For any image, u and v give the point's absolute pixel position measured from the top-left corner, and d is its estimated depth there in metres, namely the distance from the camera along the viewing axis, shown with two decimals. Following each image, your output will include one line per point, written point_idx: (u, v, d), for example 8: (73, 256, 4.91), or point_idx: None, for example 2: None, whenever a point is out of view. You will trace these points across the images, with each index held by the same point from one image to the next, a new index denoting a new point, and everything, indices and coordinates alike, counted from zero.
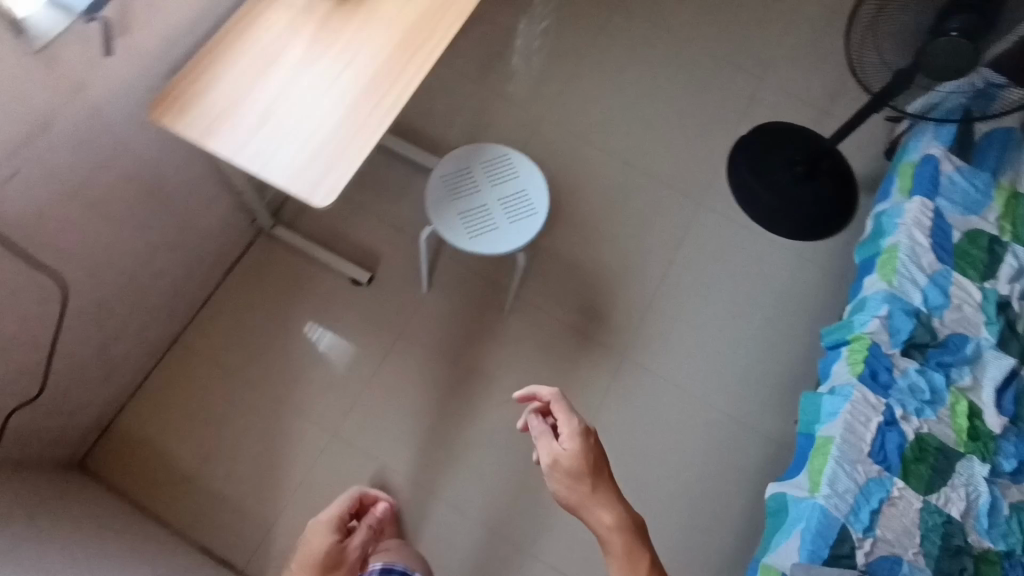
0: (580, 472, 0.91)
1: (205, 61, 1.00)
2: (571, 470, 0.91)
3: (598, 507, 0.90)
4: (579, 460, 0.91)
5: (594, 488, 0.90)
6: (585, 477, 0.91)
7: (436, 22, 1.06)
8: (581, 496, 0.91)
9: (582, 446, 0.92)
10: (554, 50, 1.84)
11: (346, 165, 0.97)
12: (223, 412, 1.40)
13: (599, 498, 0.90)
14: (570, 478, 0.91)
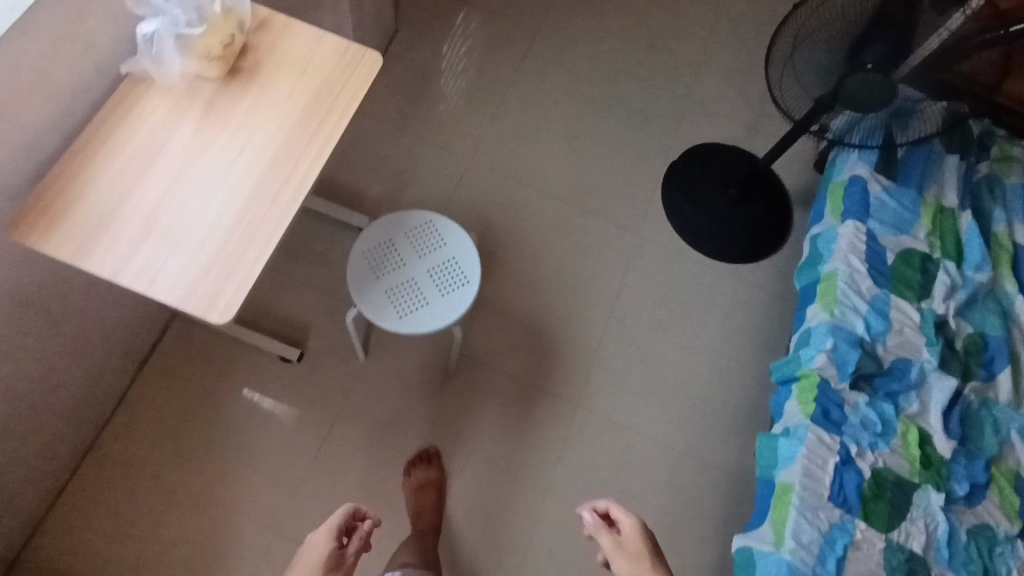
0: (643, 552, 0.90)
1: (74, 164, 0.88)
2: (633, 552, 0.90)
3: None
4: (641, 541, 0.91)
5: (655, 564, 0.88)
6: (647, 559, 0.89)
7: (334, 96, 0.97)
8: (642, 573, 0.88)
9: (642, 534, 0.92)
10: (476, 86, 1.77)
11: (246, 270, 0.85)
12: (153, 522, 1.28)
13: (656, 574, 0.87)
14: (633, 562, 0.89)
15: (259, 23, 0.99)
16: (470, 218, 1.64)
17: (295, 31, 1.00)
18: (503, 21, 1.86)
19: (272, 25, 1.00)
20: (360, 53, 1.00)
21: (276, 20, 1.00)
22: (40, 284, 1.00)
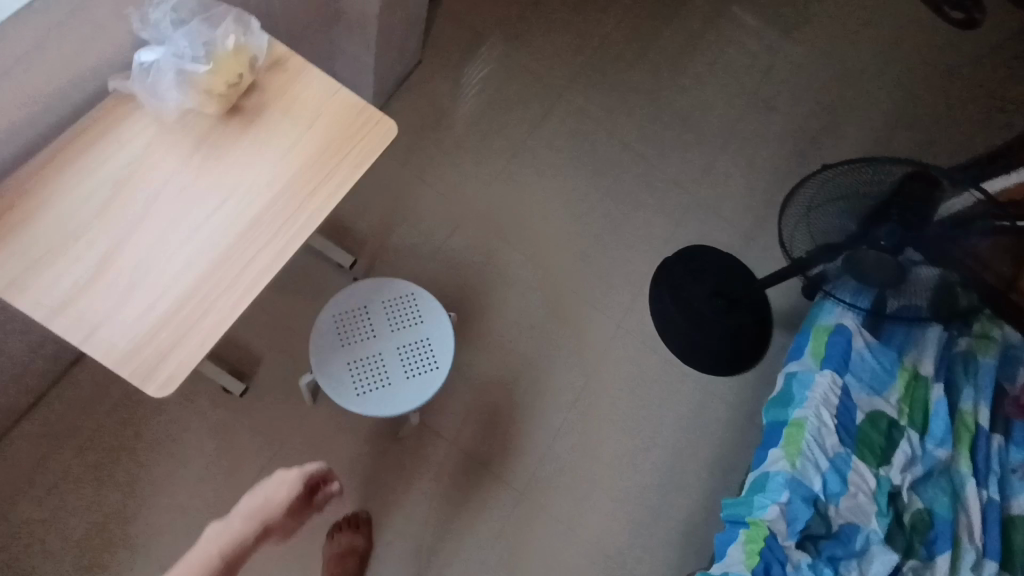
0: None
1: (32, 180, 0.79)
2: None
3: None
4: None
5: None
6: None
7: (337, 158, 0.88)
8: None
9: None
10: (489, 136, 1.71)
11: (197, 343, 0.77)
12: (48, 540, 1.20)
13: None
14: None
15: (274, 61, 0.91)
16: (454, 273, 1.58)
17: (310, 76, 0.92)
18: (529, 76, 1.81)
19: (287, 65, 0.91)
20: (375, 115, 0.91)
21: (291, 60, 0.92)
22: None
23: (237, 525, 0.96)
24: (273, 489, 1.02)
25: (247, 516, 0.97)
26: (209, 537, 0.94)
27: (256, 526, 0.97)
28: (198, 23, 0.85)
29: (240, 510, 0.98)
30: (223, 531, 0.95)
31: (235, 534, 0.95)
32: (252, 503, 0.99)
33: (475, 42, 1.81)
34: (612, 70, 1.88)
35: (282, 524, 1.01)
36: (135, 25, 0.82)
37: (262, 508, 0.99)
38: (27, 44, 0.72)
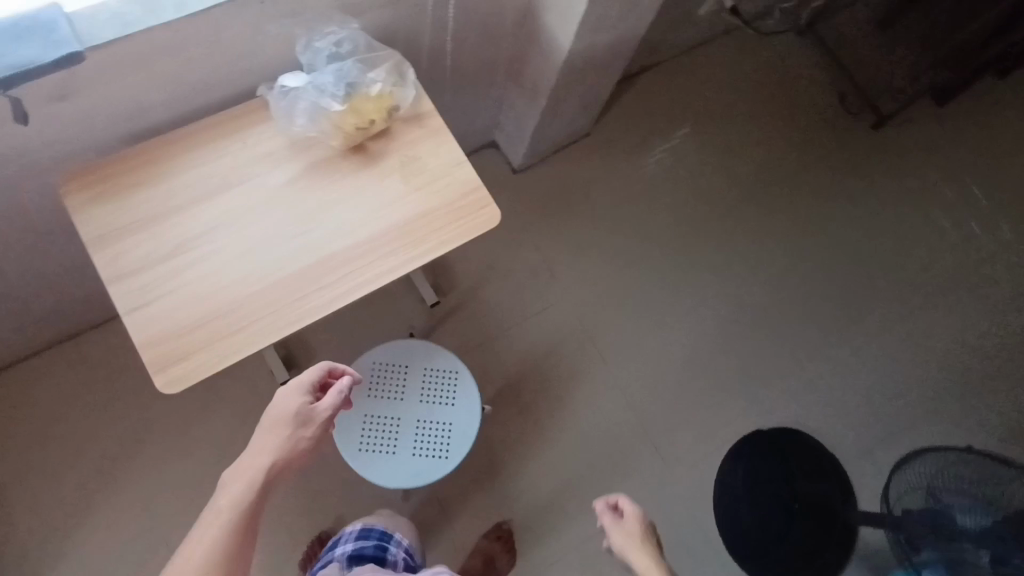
0: (636, 535, 0.82)
1: (155, 151, 0.85)
2: (638, 539, 0.81)
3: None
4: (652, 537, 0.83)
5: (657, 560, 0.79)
6: (649, 547, 0.80)
7: (432, 225, 0.87)
8: (634, 552, 0.80)
9: (644, 527, 0.83)
10: (616, 231, 1.63)
11: (218, 357, 0.78)
12: (53, 453, 1.21)
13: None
14: (626, 539, 0.81)
15: (414, 114, 0.91)
16: (522, 352, 1.51)
17: (439, 141, 0.91)
18: (688, 186, 1.68)
19: (425, 123, 0.91)
20: (484, 201, 0.89)
21: (430, 120, 0.91)
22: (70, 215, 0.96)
23: (252, 464, 0.73)
24: (280, 408, 0.79)
25: (261, 447, 0.75)
26: (218, 491, 0.71)
27: (275, 455, 0.75)
28: (354, 62, 0.89)
29: (249, 448, 0.76)
30: (238, 476, 0.72)
31: (254, 470, 0.73)
32: (262, 435, 0.76)
33: (649, 132, 1.71)
34: (783, 210, 1.69)
35: (298, 445, 0.77)
36: (298, 50, 0.87)
37: (272, 436, 0.76)
38: (201, 25, 0.77)
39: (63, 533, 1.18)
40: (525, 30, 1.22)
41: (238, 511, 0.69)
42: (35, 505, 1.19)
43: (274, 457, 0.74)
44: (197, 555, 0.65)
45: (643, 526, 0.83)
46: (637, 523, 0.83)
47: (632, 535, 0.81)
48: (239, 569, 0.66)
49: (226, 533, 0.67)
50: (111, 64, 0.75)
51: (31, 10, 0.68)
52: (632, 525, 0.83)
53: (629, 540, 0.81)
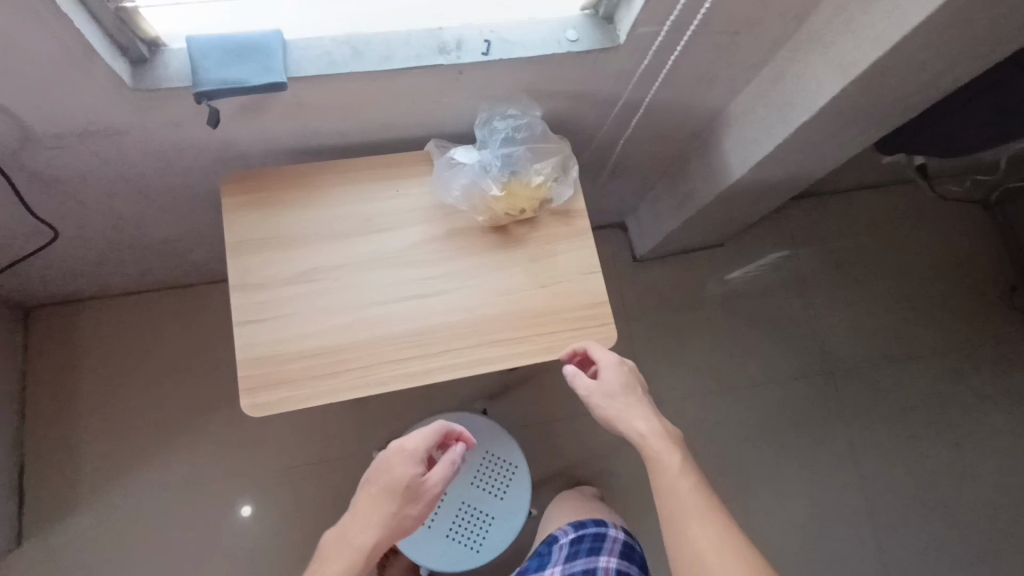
0: (625, 388, 0.84)
1: (313, 175, 0.87)
2: (628, 391, 0.84)
3: (653, 445, 0.80)
4: (639, 382, 0.86)
5: (645, 406, 0.84)
6: (637, 398, 0.84)
7: (546, 328, 0.86)
8: (629, 408, 0.83)
9: (630, 373, 0.85)
10: (717, 354, 1.54)
11: (306, 396, 0.79)
12: (134, 391, 1.30)
13: (660, 438, 0.81)
14: (618, 401, 0.83)
15: (565, 211, 0.91)
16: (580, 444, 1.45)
17: (579, 244, 0.90)
18: (809, 332, 1.57)
19: (572, 222, 0.91)
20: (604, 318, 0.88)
21: (578, 221, 0.91)
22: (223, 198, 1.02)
23: (355, 543, 0.72)
24: (392, 477, 0.75)
25: (364, 523, 0.73)
26: (316, 565, 0.72)
27: (376, 535, 0.72)
28: (524, 152, 0.89)
29: (352, 517, 0.74)
30: (337, 554, 0.72)
31: (354, 549, 0.72)
32: (367, 507, 0.74)
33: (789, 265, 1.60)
34: (901, 392, 1.55)
35: (399, 522, 0.74)
36: (476, 129, 0.89)
37: (376, 511, 0.73)
38: (405, 81, 0.79)
39: (117, 468, 1.26)
40: (694, 143, 1.19)
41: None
42: (104, 429, 1.27)
43: (375, 537, 0.72)
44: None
45: (627, 379, 0.85)
46: (623, 374, 0.84)
47: (623, 389, 0.84)
48: None
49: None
50: (312, 95, 0.78)
51: (254, 31, 0.73)
52: (618, 377, 0.84)
53: (623, 401, 0.83)
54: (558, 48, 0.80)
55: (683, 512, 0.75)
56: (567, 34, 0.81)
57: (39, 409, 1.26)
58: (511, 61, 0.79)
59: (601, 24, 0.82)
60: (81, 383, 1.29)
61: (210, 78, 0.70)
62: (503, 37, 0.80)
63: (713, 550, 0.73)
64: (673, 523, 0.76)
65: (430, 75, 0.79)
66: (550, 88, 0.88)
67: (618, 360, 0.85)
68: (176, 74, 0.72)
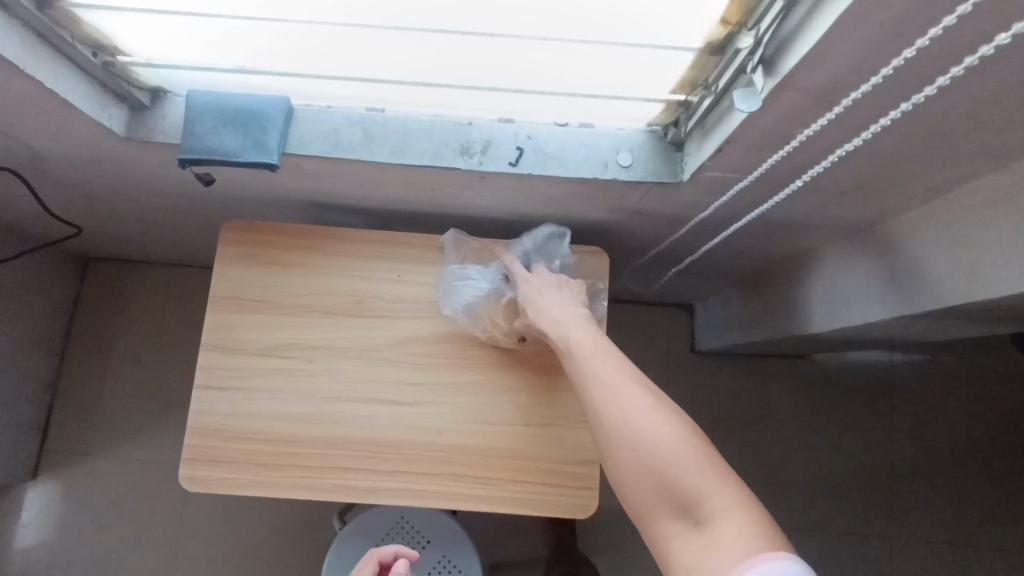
0: (540, 287, 0.75)
1: (314, 239, 0.80)
2: (542, 287, 0.75)
3: (565, 333, 0.69)
4: (559, 279, 0.77)
5: (564, 297, 0.74)
6: (558, 292, 0.75)
7: (519, 475, 0.76)
8: (543, 304, 0.73)
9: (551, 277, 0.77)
10: (759, 487, 1.30)
11: (245, 482, 0.75)
12: (159, 361, 1.34)
13: (575, 321, 0.70)
14: (535, 300, 0.74)
15: None
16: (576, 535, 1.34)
17: None
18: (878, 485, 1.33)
19: None
20: (589, 481, 0.76)
21: None
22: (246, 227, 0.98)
23: None
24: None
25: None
26: None
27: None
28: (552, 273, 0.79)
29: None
30: None
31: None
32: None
33: (873, 402, 1.33)
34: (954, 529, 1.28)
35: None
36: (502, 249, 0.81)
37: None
38: (420, 174, 0.69)
39: (130, 432, 1.31)
40: (777, 268, 0.99)
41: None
42: (127, 391, 1.33)
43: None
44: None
45: (544, 278, 0.77)
46: (540, 277, 0.77)
47: (536, 288, 0.75)
48: None
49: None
50: (316, 169, 0.70)
51: (259, 93, 0.65)
52: (534, 282, 0.76)
53: (537, 299, 0.74)
54: (603, 172, 0.66)
55: (597, 382, 0.62)
56: (620, 156, 0.66)
57: (76, 358, 1.34)
58: (543, 177, 0.66)
59: (665, 149, 0.66)
60: (117, 344, 1.35)
61: (199, 143, 0.64)
62: (540, 146, 0.66)
63: (626, 405, 0.57)
64: (589, 399, 0.62)
65: (447, 173, 0.68)
66: (594, 203, 0.74)
67: (539, 272, 0.78)
68: (170, 125, 0.65)
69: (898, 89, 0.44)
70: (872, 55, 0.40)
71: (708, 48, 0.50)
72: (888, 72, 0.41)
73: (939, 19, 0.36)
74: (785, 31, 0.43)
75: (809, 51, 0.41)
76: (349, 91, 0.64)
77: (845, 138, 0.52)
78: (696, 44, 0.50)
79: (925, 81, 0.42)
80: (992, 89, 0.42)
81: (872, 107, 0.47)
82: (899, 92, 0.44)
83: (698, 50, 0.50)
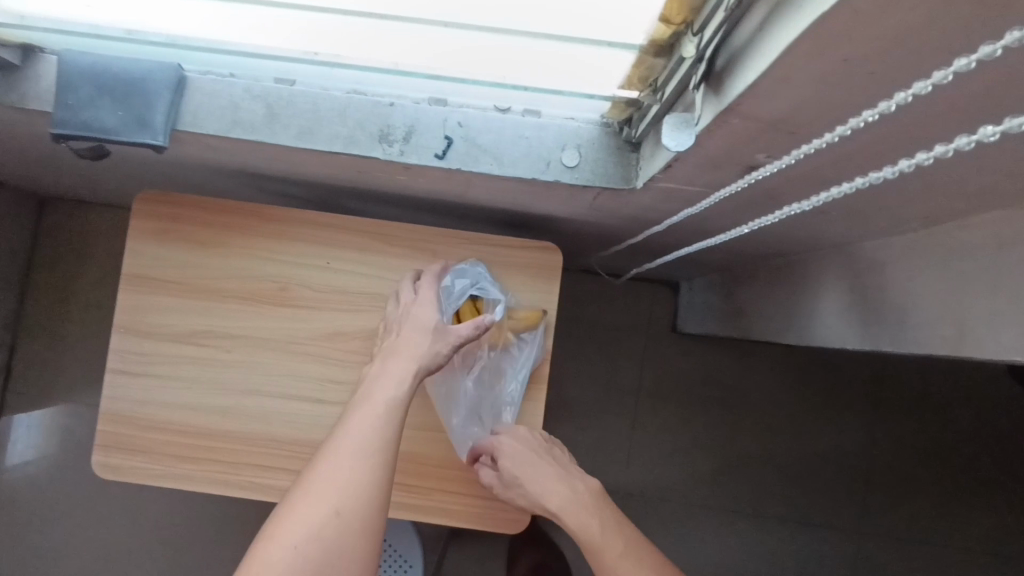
0: (525, 459, 0.67)
1: (233, 217, 0.71)
2: (529, 460, 0.67)
3: (579, 515, 0.63)
4: (541, 443, 0.69)
5: (558, 468, 0.67)
6: (548, 462, 0.67)
7: (441, 483, 0.72)
8: (538, 481, 0.66)
9: (531, 441, 0.69)
10: (727, 478, 1.25)
11: (159, 474, 0.71)
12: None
13: (584, 498, 0.65)
14: (523, 478, 0.66)
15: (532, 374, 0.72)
16: None
17: (527, 396, 0.72)
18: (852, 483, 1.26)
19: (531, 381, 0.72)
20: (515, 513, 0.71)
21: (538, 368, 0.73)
22: (182, 190, 0.90)
23: (372, 403, 0.58)
24: (408, 324, 0.65)
25: (396, 369, 0.61)
26: (338, 431, 0.56)
27: (414, 368, 0.62)
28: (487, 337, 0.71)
29: (376, 371, 0.62)
30: (364, 415, 0.57)
31: (389, 389, 0.60)
32: (398, 355, 0.63)
33: (861, 400, 1.25)
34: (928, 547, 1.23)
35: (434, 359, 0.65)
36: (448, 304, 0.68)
37: (402, 355, 0.63)
38: (337, 159, 0.60)
39: (94, 379, 1.30)
40: (764, 265, 0.90)
41: (389, 442, 0.56)
42: (88, 336, 1.30)
43: (415, 376, 0.62)
44: (339, 474, 0.53)
45: (525, 444, 0.68)
46: (523, 446, 0.68)
47: (524, 463, 0.67)
48: (357, 510, 0.52)
49: (379, 452, 0.55)
50: (222, 146, 0.61)
51: (143, 58, 0.56)
52: (516, 454, 0.67)
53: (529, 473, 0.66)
54: (544, 172, 0.56)
55: None
56: (565, 154, 0.56)
57: (36, 300, 1.30)
58: (474, 173, 0.57)
59: (619, 148, 0.56)
60: (77, 287, 1.31)
61: (72, 117, 0.55)
62: (473, 136, 0.57)
63: None
64: None
65: (366, 161, 0.59)
66: (542, 199, 0.65)
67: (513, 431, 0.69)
68: (43, 91, 0.56)
69: (888, 130, 0.34)
70: (847, 93, 0.30)
71: (652, 46, 0.40)
72: (877, 113, 0.31)
73: (933, 61, 0.26)
74: (732, 47, 0.33)
75: (756, 80, 0.31)
76: (247, 59, 0.54)
77: (819, 168, 0.42)
78: (637, 41, 0.41)
79: (922, 126, 0.32)
80: (1002, 143, 0.32)
81: (853, 144, 0.37)
82: (888, 134, 0.34)
83: (640, 48, 0.41)
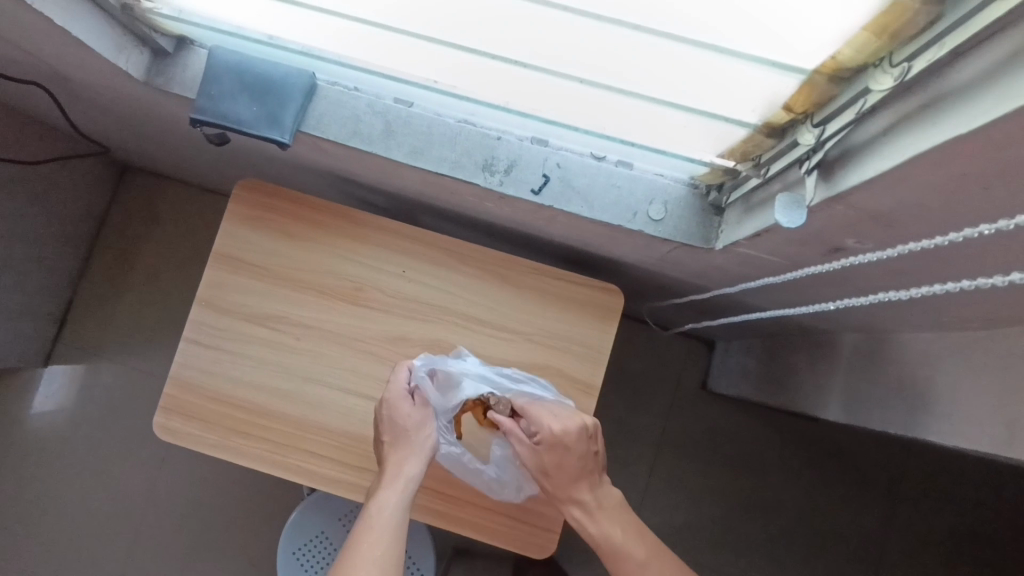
0: (565, 469, 0.66)
1: (321, 215, 0.76)
2: (566, 472, 0.67)
3: (601, 527, 0.66)
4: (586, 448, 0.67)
5: (591, 481, 0.67)
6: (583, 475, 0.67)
7: (466, 505, 0.74)
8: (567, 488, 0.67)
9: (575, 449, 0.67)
10: (737, 539, 1.25)
11: (214, 443, 0.74)
12: (178, 279, 1.36)
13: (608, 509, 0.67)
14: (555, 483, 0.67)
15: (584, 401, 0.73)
16: None
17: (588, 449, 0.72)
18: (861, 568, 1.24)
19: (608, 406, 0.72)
20: (551, 523, 0.74)
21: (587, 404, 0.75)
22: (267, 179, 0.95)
23: (381, 519, 0.62)
24: (391, 428, 0.68)
25: (390, 477, 0.65)
26: (347, 549, 0.60)
27: (409, 472, 0.66)
28: (560, 364, 0.76)
29: (376, 485, 0.66)
30: (370, 532, 0.60)
31: (393, 496, 0.64)
32: (388, 464, 0.67)
33: (875, 485, 1.25)
34: None
35: (424, 453, 0.68)
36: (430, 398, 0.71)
37: (394, 464, 0.66)
38: (437, 178, 0.64)
39: (141, 342, 1.35)
40: (808, 340, 0.92)
41: (389, 555, 0.60)
42: (142, 301, 1.36)
43: (410, 478, 0.65)
44: None
45: (578, 441, 0.67)
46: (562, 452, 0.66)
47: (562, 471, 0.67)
48: None
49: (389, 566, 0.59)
50: (332, 150, 0.66)
51: (282, 64, 0.61)
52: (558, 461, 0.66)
53: (560, 480, 0.67)
54: (630, 222, 0.60)
55: None
56: (651, 208, 0.60)
57: (101, 260, 1.37)
58: (565, 211, 0.61)
59: (703, 210, 0.59)
60: (140, 251, 1.37)
61: (211, 106, 0.61)
62: (568, 178, 0.61)
63: None
64: None
65: (465, 184, 0.63)
66: (616, 244, 0.68)
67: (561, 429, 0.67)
68: (189, 78, 0.62)
69: (985, 246, 0.37)
70: (953, 203, 0.34)
71: (765, 127, 0.45)
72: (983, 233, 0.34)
73: None
74: (850, 143, 0.37)
75: (871, 177, 0.34)
76: (376, 77, 0.59)
77: (903, 266, 0.45)
78: (751, 120, 0.45)
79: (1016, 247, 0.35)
80: None
81: (942, 251, 0.40)
82: (983, 249, 0.37)
83: (753, 127, 0.45)
